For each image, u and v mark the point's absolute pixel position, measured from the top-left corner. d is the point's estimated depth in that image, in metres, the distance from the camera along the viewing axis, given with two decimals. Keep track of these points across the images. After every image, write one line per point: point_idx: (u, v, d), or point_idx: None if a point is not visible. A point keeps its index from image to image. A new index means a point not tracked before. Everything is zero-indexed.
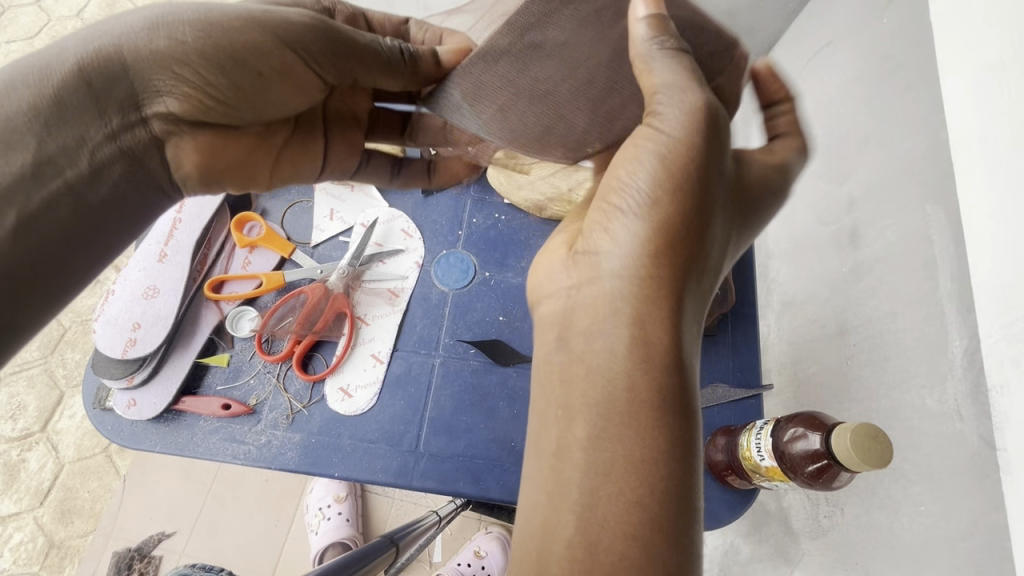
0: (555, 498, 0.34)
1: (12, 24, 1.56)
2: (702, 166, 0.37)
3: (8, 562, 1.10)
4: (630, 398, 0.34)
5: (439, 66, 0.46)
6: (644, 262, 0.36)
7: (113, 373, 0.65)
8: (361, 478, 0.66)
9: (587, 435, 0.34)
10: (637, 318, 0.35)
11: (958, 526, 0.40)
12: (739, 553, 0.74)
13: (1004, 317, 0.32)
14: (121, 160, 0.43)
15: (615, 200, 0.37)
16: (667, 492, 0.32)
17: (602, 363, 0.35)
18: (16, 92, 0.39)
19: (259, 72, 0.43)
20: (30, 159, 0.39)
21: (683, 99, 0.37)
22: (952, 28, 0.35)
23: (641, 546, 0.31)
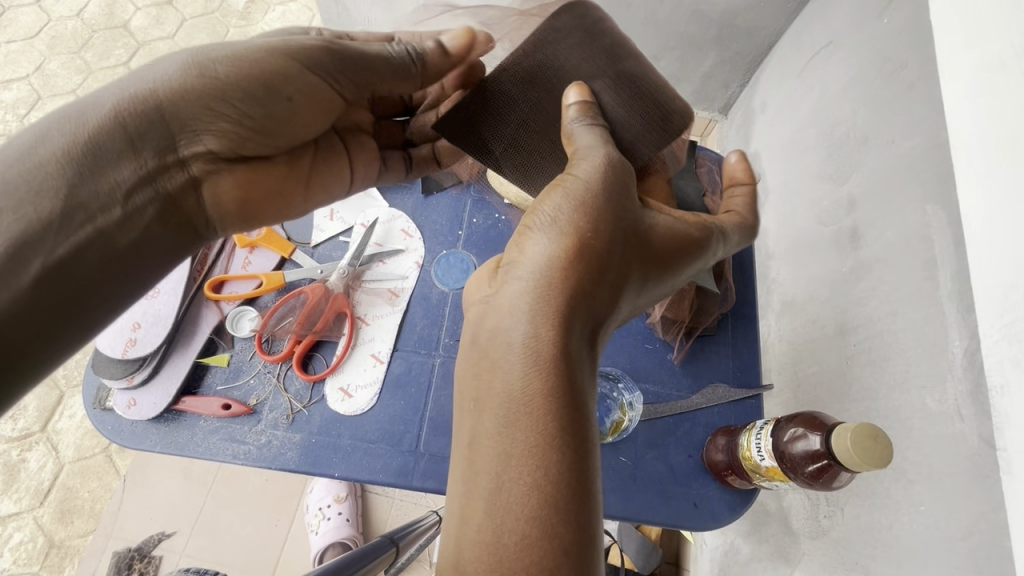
0: (469, 486, 0.35)
1: (12, 24, 1.56)
2: (601, 194, 0.41)
3: (8, 562, 1.10)
4: (523, 391, 0.35)
5: (444, 54, 0.51)
6: (543, 269, 0.38)
7: (113, 373, 0.65)
8: (361, 479, 0.66)
9: (495, 427, 0.35)
10: (535, 317, 0.37)
11: (958, 526, 0.40)
12: (739, 553, 0.74)
13: (1003, 316, 0.31)
14: (155, 202, 0.44)
15: (531, 225, 0.41)
16: (564, 478, 0.33)
17: (504, 359, 0.37)
18: (51, 139, 0.40)
19: (290, 96, 0.46)
20: (59, 206, 0.40)
21: (592, 155, 0.44)
22: (949, 30, 0.35)
23: (540, 526, 0.32)
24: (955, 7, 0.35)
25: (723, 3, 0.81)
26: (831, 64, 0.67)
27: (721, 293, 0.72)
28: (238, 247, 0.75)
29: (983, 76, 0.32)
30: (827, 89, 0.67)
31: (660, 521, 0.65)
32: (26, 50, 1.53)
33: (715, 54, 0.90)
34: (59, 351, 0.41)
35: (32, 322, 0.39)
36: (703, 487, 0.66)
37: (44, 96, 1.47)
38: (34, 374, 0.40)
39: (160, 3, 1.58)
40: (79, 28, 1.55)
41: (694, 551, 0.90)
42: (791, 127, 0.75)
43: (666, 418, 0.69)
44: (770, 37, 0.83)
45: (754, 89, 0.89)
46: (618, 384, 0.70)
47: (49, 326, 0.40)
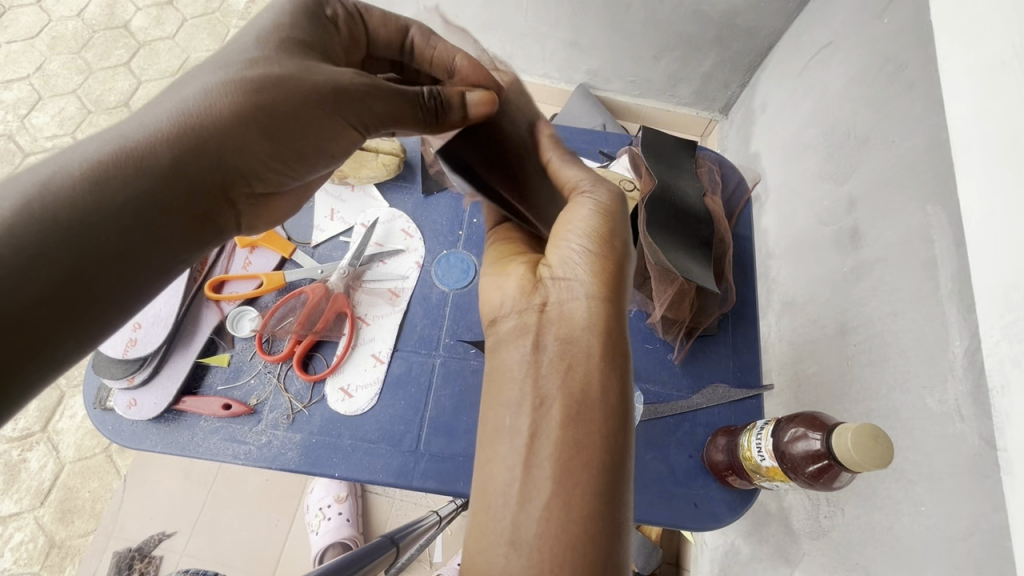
0: (531, 471, 0.36)
1: (13, 24, 1.56)
2: (633, 222, 0.46)
3: (8, 562, 1.10)
4: (594, 391, 0.38)
5: (467, 116, 0.47)
6: (596, 285, 0.42)
7: (114, 373, 0.65)
8: (361, 479, 0.66)
9: (559, 416, 0.37)
10: (599, 329, 0.40)
11: (958, 526, 0.40)
12: (739, 553, 0.74)
13: (1004, 317, 0.31)
14: (198, 233, 0.43)
15: (570, 233, 0.44)
16: (618, 463, 0.37)
17: (567, 359, 0.39)
18: (104, 184, 0.38)
19: (332, 154, 0.48)
20: (112, 238, 0.37)
21: (600, 182, 0.47)
22: (949, 31, 0.35)
23: (603, 501, 0.35)
24: (957, 7, 0.35)
25: (723, 3, 0.81)
26: (831, 64, 0.67)
27: (721, 293, 0.72)
28: (238, 247, 0.75)
29: (982, 76, 0.32)
30: (828, 88, 0.67)
31: (660, 521, 0.65)
32: (26, 50, 1.53)
33: (715, 55, 0.91)
34: (57, 363, 0.35)
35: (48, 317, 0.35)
36: (703, 487, 0.66)
37: (44, 96, 1.47)
38: (37, 378, 0.34)
39: (160, 3, 1.59)
40: (79, 28, 1.55)
41: (694, 552, 0.90)
42: (791, 128, 0.75)
43: (666, 417, 0.69)
44: (770, 37, 0.83)
45: (754, 89, 0.89)
46: None
47: (65, 325, 0.35)
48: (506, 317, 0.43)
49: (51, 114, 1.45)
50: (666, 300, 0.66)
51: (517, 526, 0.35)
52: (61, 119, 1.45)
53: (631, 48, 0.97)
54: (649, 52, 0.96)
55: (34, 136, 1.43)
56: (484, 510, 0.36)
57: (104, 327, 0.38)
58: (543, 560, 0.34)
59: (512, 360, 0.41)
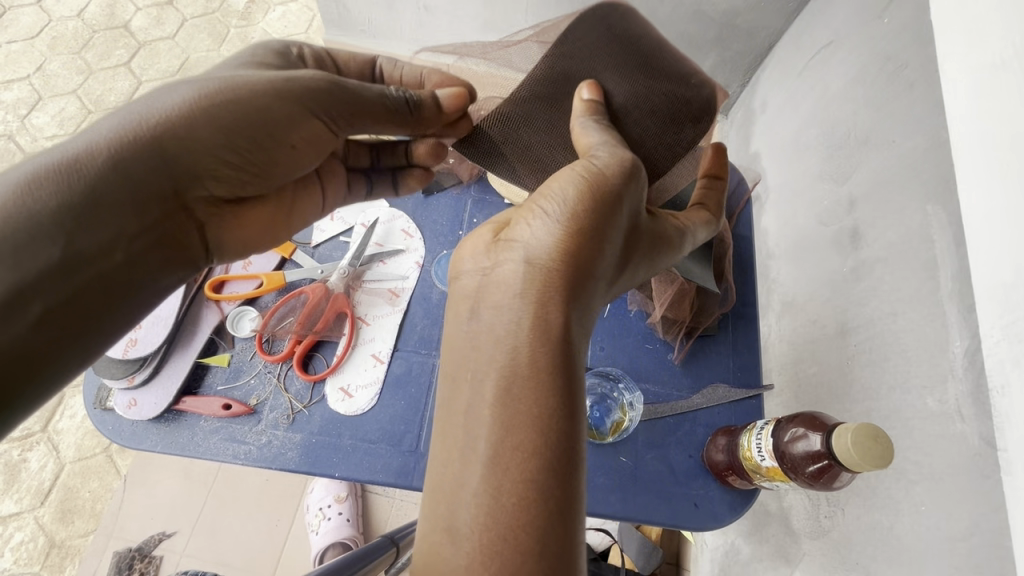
0: (464, 454, 0.34)
1: (13, 24, 1.56)
2: (617, 182, 0.40)
3: (8, 562, 1.10)
4: (530, 368, 0.35)
5: (440, 111, 0.51)
6: (545, 249, 0.37)
7: (114, 373, 0.65)
8: (361, 479, 0.66)
9: (493, 398, 0.35)
10: (538, 297, 0.36)
11: (958, 526, 0.40)
12: (739, 553, 0.74)
13: (1004, 317, 0.31)
14: (154, 245, 0.44)
15: (539, 206, 0.39)
16: (560, 445, 0.34)
17: (509, 333, 0.36)
18: (42, 191, 0.38)
19: (292, 144, 0.48)
20: (60, 253, 0.38)
21: (615, 147, 0.42)
22: (949, 30, 0.35)
23: (537, 489, 0.32)
24: (957, 6, 0.35)
25: (723, 3, 0.81)
26: (831, 63, 0.67)
27: (721, 294, 0.72)
28: None
29: (983, 76, 0.32)
30: (828, 88, 0.67)
31: (661, 521, 0.65)
32: (26, 50, 1.53)
33: (715, 54, 0.91)
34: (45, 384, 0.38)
35: (29, 364, 0.37)
36: (703, 487, 0.66)
37: (44, 96, 1.47)
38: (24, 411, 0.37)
39: (160, 3, 1.59)
40: (79, 28, 1.55)
41: (694, 552, 0.90)
42: (791, 128, 0.75)
43: (666, 417, 0.69)
44: (770, 37, 0.83)
45: (754, 89, 0.89)
46: (619, 384, 0.70)
47: (33, 350, 0.37)
48: (461, 280, 0.41)
49: (51, 115, 1.45)
50: (666, 299, 0.67)
51: (452, 510, 0.34)
52: (61, 120, 1.45)
53: None
54: None
55: (34, 136, 1.43)
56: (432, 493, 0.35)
57: (86, 353, 0.41)
58: (473, 553, 0.32)
59: (459, 330, 0.39)
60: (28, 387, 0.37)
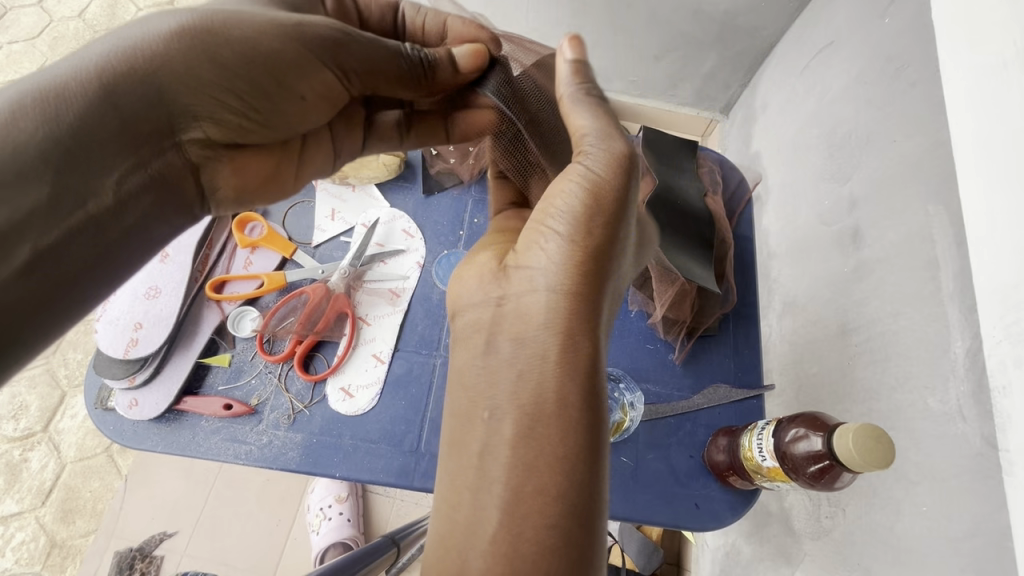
0: (479, 498, 0.34)
1: (13, 24, 1.56)
2: (617, 180, 0.40)
3: (10, 562, 1.10)
4: (551, 402, 0.35)
5: (456, 71, 0.50)
6: (563, 280, 0.38)
7: (115, 373, 0.65)
8: (361, 479, 0.66)
9: (512, 437, 0.35)
10: (559, 330, 0.37)
11: (959, 527, 0.40)
12: (739, 553, 0.74)
13: (1005, 317, 0.31)
14: (149, 188, 0.43)
15: (547, 226, 0.40)
16: (582, 486, 0.34)
17: (525, 363, 0.36)
18: (28, 117, 0.37)
19: (303, 95, 0.46)
20: (48, 192, 0.37)
21: (608, 137, 0.41)
22: (951, 31, 0.35)
23: (558, 536, 0.33)
24: (959, 7, 0.35)
25: (723, 4, 0.81)
26: (831, 64, 0.67)
27: (722, 294, 0.72)
28: (239, 247, 0.75)
29: (985, 77, 0.32)
30: (830, 86, 0.67)
31: (661, 521, 0.65)
32: (29, 50, 1.53)
33: (716, 54, 0.90)
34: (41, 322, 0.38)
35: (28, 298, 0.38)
36: (703, 487, 0.66)
37: None
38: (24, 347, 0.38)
39: (161, 3, 1.59)
40: (80, 28, 1.55)
41: (694, 552, 0.91)
42: (792, 129, 0.75)
43: (667, 418, 0.69)
44: (771, 37, 0.83)
45: (755, 89, 0.89)
46: (620, 385, 0.70)
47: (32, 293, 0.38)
48: (464, 310, 0.41)
49: None
50: (666, 300, 0.67)
51: (466, 559, 0.33)
52: None
53: (632, 48, 0.97)
54: (650, 52, 0.96)
55: None
56: (463, 541, 0.34)
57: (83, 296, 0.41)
58: None
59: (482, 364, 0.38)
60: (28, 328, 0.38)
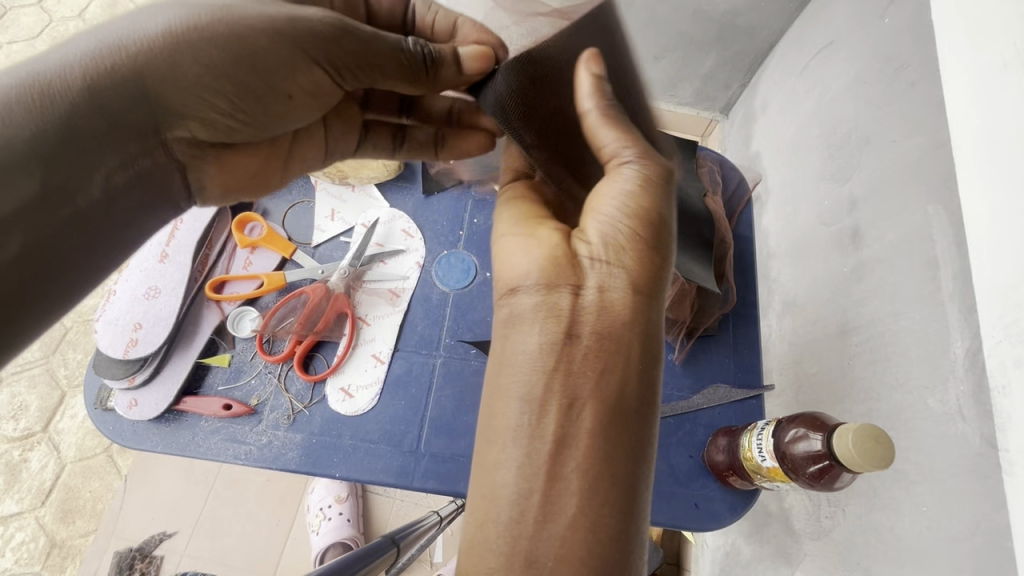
0: (555, 487, 0.34)
1: (13, 24, 1.56)
2: (670, 185, 0.43)
3: (10, 562, 1.10)
4: (629, 395, 0.36)
5: (461, 73, 0.48)
6: (643, 269, 0.39)
7: (114, 373, 0.65)
8: (362, 479, 0.66)
9: (595, 428, 0.35)
10: (640, 326, 0.37)
11: (959, 527, 0.40)
12: (739, 553, 0.74)
13: (1005, 317, 0.31)
14: (136, 182, 0.42)
15: (624, 218, 0.40)
16: (647, 472, 0.36)
17: (601, 352, 0.36)
18: (13, 113, 0.36)
19: (289, 94, 0.47)
20: (37, 189, 0.36)
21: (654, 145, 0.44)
22: (951, 30, 0.35)
23: (632, 520, 0.35)
24: (959, 7, 0.35)
25: (723, 4, 0.81)
26: (831, 63, 0.67)
27: (721, 294, 0.72)
28: (238, 247, 0.75)
29: (985, 77, 0.32)
30: (829, 86, 0.66)
31: (661, 521, 0.65)
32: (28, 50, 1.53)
33: (716, 54, 0.90)
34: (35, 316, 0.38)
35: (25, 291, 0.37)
36: (703, 487, 0.66)
37: None
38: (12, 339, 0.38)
39: None
40: (80, 28, 1.55)
41: (694, 552, 0.91)
42: (791, 129, 0.75)
43: (667, 418, 0.69)
44: (771, 37, 0.83)
45: (755, 89, 0.89)
46: None
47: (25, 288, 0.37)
48: (527, 291, 0.38)
49: None
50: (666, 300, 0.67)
51: (535, 546, 0.33)
52: None
53: None
54: (649, 51, 0.96)
55: None
56: (530, 526, 0.33)
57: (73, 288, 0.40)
58: None
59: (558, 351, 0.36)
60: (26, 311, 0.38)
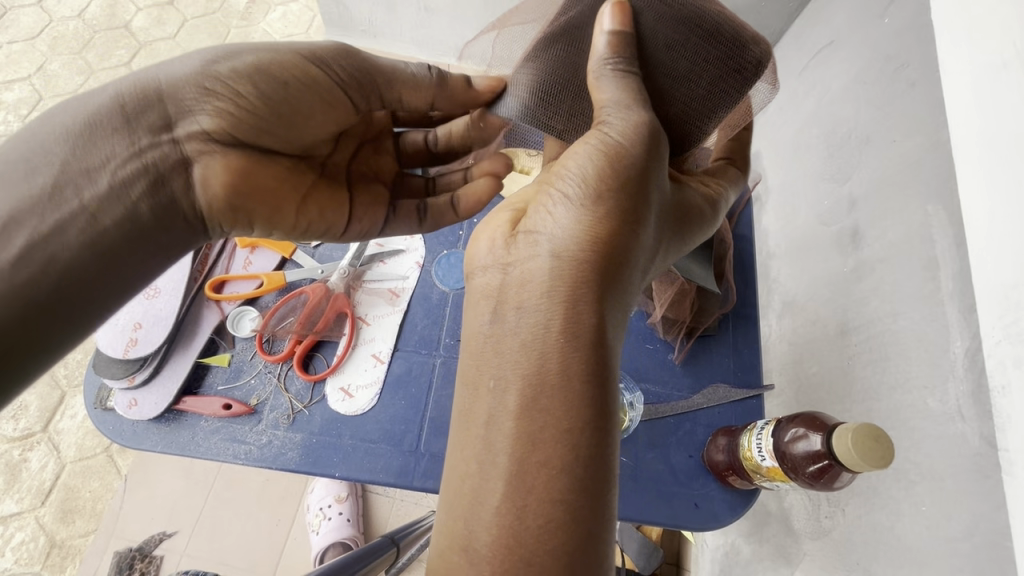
0: (484, 469, 0.34)
1: (13, 24, 1.56)
2: (635, 152, 0.39)
3: (10, 562, 1.10)
4: (555, 371, 0.34)
5: (470, 88, 0.52)
6: (578, 242, 0.36)
7: (114, 373, 0.65)
8: (361, 478, 0.65)
9: (517, 408, 0.34)
10: (572, 298, 0.35)
11: (958, 527, 0.40)
12: (739, 553, 0.74)
13: (1004, 317, 0.31)
14: (144, 178, 0.45)
15: (561, 191, 0.39)
16: (587, 462, 0.33)
17: (521, 328, 0.36)
18: (60, 117, 0.44)
19: (282, 80, 0.47)
20: (50, 181, 0.43)
21: (626, 110, 0.41)
22: (952, 29, 0.35)
23: (566, 512, 0.32)
24: (959, 7, 0.35)
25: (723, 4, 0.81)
26: (831, 63, 0.67)
27: (721, 294, 0.72)
28: (239, 248, 0.75)
29: (985, 76, 0.32)
30: (830, 86, 0.67)
31: (660, 521, 0.65)
32: (28, 50, 1.53)
33: None
34: (36, 308, 0.41)
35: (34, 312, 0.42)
36: (703, 487, 0.66)
37: (45, 96, 1.47)
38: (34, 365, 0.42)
39: (160, 3, 1.59)
40: (80, 28, 1.55)
41: (694, 552, 0.91)
42: (791, 129, 0.75)
43: (666, 418, 0.69)
44: (771, 37, 0.83)
45: None
46: (619, 385, 0.70)
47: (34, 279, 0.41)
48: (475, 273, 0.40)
49: None
50: (666, 300, 0.67)
51: (470, 527, 0.33)
52: None
53: None
54: None
55: None
56: (465, 507, 0.34)
57: (81, 289, 0.43)
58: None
59: (491, 330, 0.37)
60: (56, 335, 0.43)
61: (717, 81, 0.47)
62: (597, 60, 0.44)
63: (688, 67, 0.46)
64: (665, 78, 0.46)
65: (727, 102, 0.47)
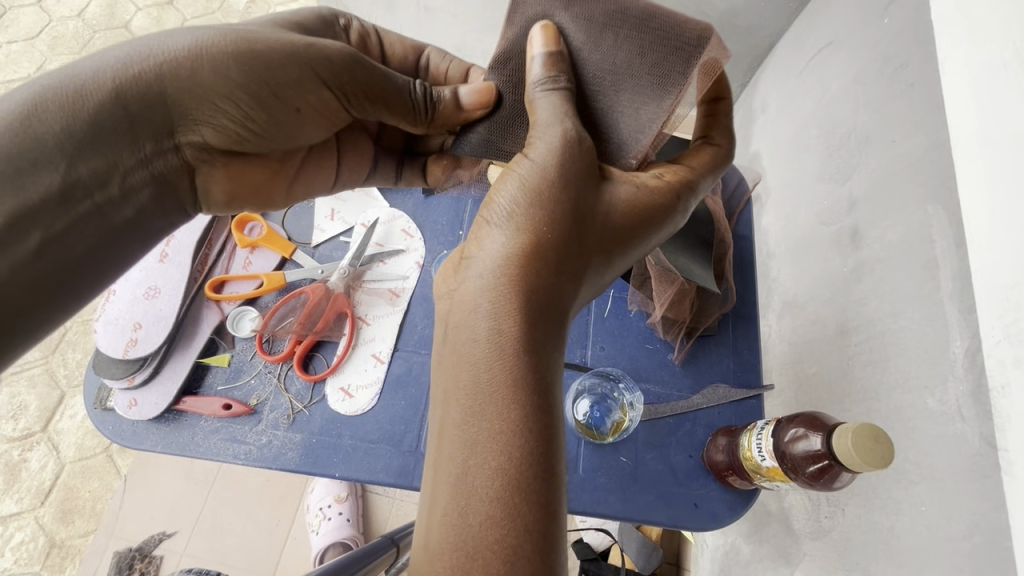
0: (437, 474, 0.34)
1: (12, 24, 1.56)
2: (562, 164, 0.39)
3: (9, 562, 1.10)
4: (485, 378, 0.34)
5: (459, 107, 0.49)
6: (499, 259, 0.37)
7: (114, 373, 0.65)
8: (361, 478, 0.65)
9: (458, 416, 0.35)
10: (498, 307, 0.36)
11: (959, 526, 0.40)
12: (739, 553, 0.74)
13: (1005, 316, 0.31)
14: (151, 184, 0.45)
15: (489, 216, 0.40)
16: (525, 459, 0.33)
17: (460, 344, 0.36)
18: (43, 112, 0.39)
19: (297, 108, 0.47)
20: (59, 181, 0.40)
21: (553, 126, 0.41)
22: (951, 29, 0.35)
23: (510, 508, 0.32)
24: (958, 8, 0.35)
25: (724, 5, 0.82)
26: (830, 64, 0.67)
27: (721, 293, 0.72)
28: (238, 247, 0.75)
29: (984, 76, 0.32)
30: (827, 87, 0.67)
31: (660, 521, 0.65)
32: (27, 50, 1.53)
33: None
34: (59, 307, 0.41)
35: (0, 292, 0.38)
36: (703, 488, 0.66)
37: None
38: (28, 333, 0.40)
39: (161, 3, 1.59)
40: (79, 28, 1.55)
41: (694, 552, 0.91)
42: (790, 129, 0.75)
43: (666, 418, 0.69)
44: (771, 37, 0.84)
45: (754, 89, 0.89)
46: (618, 384, 0.70)
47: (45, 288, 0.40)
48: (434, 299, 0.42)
49: None
50: (666, 300, 0.66)
51: (427, 535, 0.33)
52: None
53: None
54: None
55: None
56: (425, 512, 0.34)
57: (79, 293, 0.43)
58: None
59: (440, 351, 0.39)
60: (23, 324, 0.40)
61: (657, 67, 0.44)
62: (534, 85, 0.44)
63: (626, 60, 0.44)
64: (605, 78, 0.45)
65: (676, 82, 0.44)
